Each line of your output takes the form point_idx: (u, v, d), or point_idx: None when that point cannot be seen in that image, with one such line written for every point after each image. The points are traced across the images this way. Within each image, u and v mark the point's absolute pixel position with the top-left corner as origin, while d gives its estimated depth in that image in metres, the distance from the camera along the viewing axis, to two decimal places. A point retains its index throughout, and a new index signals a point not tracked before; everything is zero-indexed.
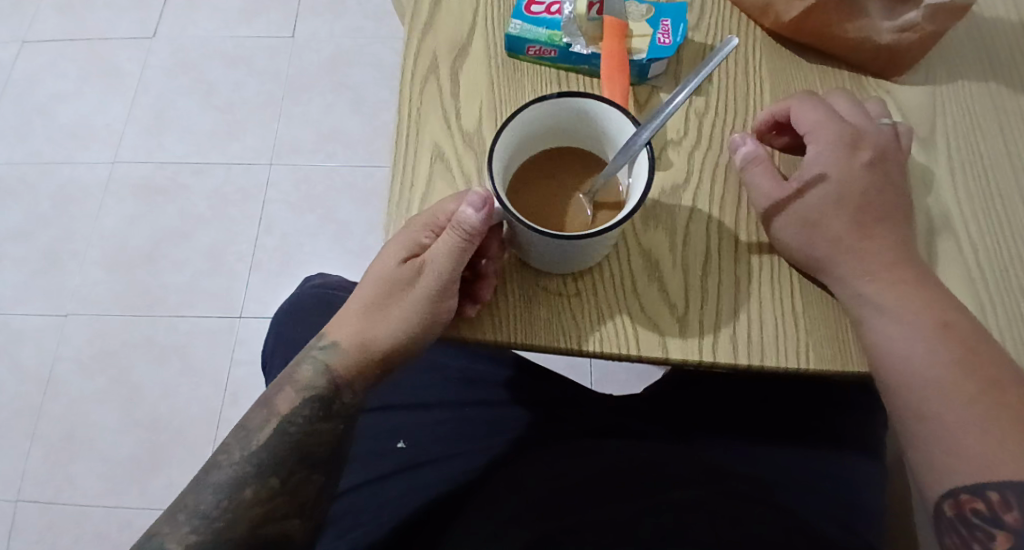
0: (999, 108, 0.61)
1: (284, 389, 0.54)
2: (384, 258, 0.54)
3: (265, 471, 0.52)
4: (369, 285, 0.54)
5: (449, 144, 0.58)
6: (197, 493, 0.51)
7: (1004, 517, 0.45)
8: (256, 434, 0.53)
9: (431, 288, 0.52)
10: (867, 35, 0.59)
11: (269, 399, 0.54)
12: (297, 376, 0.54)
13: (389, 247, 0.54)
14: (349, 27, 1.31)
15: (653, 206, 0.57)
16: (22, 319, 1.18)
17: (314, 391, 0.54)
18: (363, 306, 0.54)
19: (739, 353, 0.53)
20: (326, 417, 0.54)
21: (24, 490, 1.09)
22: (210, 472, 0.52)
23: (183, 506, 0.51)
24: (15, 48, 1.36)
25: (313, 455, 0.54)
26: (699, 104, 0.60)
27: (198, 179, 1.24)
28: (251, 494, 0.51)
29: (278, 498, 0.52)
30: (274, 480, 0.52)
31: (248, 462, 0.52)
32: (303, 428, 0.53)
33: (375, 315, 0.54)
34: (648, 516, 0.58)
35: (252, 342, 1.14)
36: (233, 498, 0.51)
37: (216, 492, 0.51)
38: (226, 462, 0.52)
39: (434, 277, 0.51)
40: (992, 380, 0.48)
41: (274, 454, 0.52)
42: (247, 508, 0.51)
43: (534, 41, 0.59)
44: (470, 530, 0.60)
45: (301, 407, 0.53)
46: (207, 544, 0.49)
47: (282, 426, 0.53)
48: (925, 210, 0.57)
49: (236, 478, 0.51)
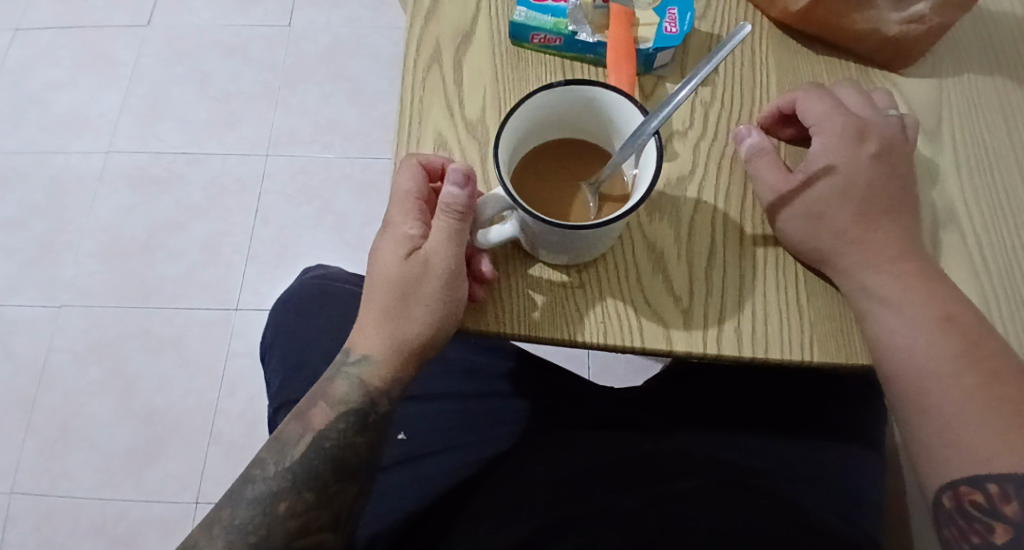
0: (1003, 100, 0.60)
1: (318, 404, 0.54)
2: (384, 259, 0.53)
3: (299, 485, 0.52)
4: (378, 289, 0.53)
5: (451, 133, 0.58)
6: (233, 507, 0.52)
7: (1002, 510, 0.45)
8: (290, 448, 0.53)
9: (442, 276, 0.51)
10: (875, 26, 0.58)
11: (304, 413, 0.54)
12: (331, 391, 0.54)
13: (385, 248, 0.53)
14: (347, 17, 1.30)
15: (658, 198, 0.56)
16: (16, 310, 1.17)
17: (349, 405, 0.53)
18: (381, 312, 0.53)
19: (743, 345, 0.52)
20: (363, 429, 0.53)
21: (18, 483, 1.09)
22: (245, 486, 0.52)
23: (218, 520, 0.52)
24: (8, 36, 1.35)
25: (347, 467, 0.53)
26: (705, 94, 0.60)
27: (194, 170, 1.23)
28: (285, 508, 0.51)
29: (311, 511, 0.52)
30: (308, 494, 0.52)
31: (282, 476, 0.52)
32: (337, 441, 0.53)
33: (396, 318, 0.52)
34: (651, 507, 0.57)
35: (249, 333, 1.14)
36: (266, 513, 0.51)
37: (251, 507, 0.51)
38: (261, 476, 0.52)
39: (442, 263, 0.51)
40: (994, 372, 0.48)
41: (309, 466, 0.52)
42: (281, 522, 0.51)
43: (539, 28, 0.58)
44: (472, 523, 0.59)
45: (338, 420, 0.53)
46: None
47: (317, 439, 0.53)
48: (930, 202, 0.57)
49: (269, 492, 0.52)
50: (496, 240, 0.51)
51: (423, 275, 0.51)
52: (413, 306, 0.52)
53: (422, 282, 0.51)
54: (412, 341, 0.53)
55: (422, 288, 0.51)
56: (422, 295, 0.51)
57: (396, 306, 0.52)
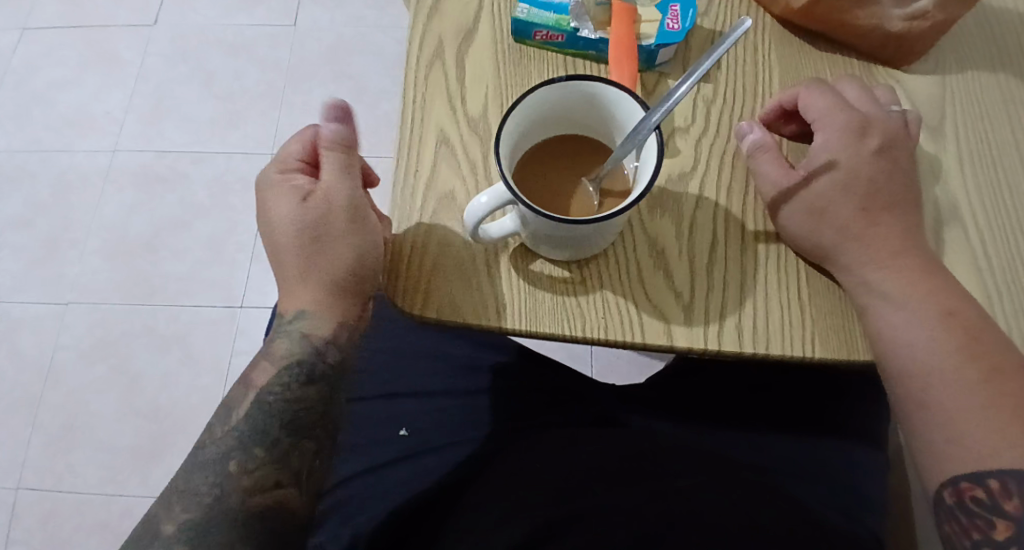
0: (1007, 97, 0.60)
1: (261, 364, 0.56)
2: (280, 210, 0.55)
3: (248, 443, 0.54)
4: (285, 238, 0.55)
5: (453, 129, 0.58)
6: (187, 474, 0.53)
7: (1004, 505, 0.45)
8: (236, 409, 0.55)
9: (348, 206, 0.55)
10: (878, 22, 0.58)
11: (249, 374, 0.57)
12: (274, 349, 0.56)
13: (277, 203, 0.56)
14: (351, 16, 1.31)
15: (659, 193, 0.56)
16: (22, 308, 1.17)
17: (293, 358, 0.56)
18: (300, 260, 0.55)
19: (744, 341, 0.52)
20: (311, 381, 0.56)
21: (23, 479, 1.09)
22: (197, 453, 0.54)
23: (174, 489, 0.53)
24: (14, 36, 1.35)
25: (298, 422, 0.55)
26: (707, 90, 0.60)
27: (199, 168, 1.23)
28: (236, 466, 0.53)
29: (264, 467, 0.54)
30: (260, 451, 0.54)
31: (232, 437, 0.54)
32: (284, 397, 0.55)
33: (316, 259, 0.55)
34: (651, 503, 0.57)
35: (253, 331, 1.14)
36: (219, 473, 0.53)
37: (204, 471, 0.53)
38: (211, 439, 0.54)
39: (343, 193, 0.56)
40: (995, 368, 0.48)
41: (256, 424, 0.54)
42: (235, 480, 0.53)
43: (541, 25, 0.58)
44: (473, 519, 0.59)
45: (282, 374, 0.55)
46: (199, 519, 0.51)
47: (261, 397, 0.55)
48: (933, 199, 0.57)
49: (219, 454, 0.54)
50: (498, 236, 0.51)
51: (329, 211, 0.55)
52: (331, 242, 0.55)
53: (331, 216, 0.55)
54: (343, 275, 0.55)
55: (334, 223, 0.55)
56: (336, 229, 0.55)
57: (312, 248, 0.55)
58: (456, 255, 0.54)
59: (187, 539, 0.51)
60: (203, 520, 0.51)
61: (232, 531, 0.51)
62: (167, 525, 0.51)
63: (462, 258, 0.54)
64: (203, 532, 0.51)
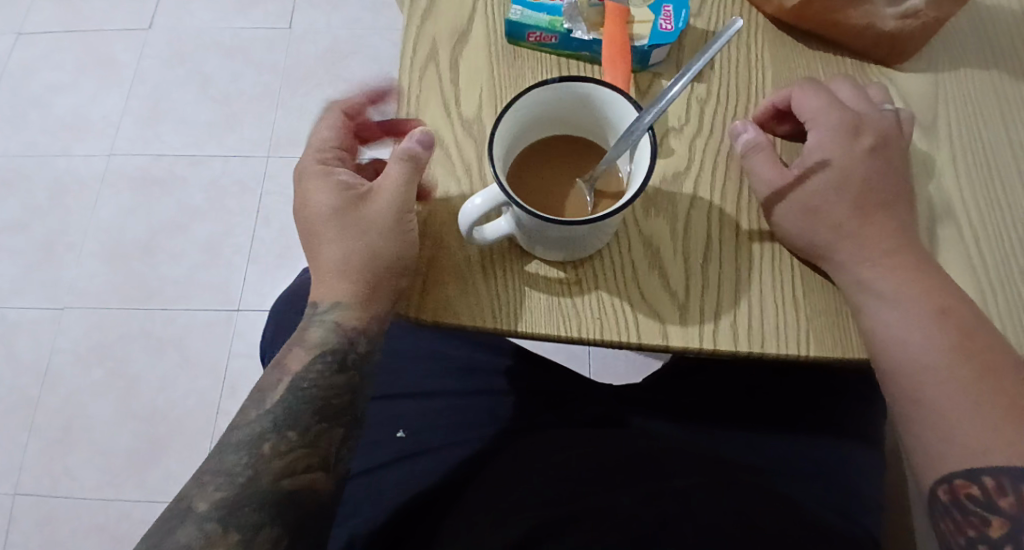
0: (1000, 95, 0.60)
1: (295, 349, 0.55)
2: (322, 203, 0.55)
3: (282, 425, 0.53)
4: (325, 233, 0.55)
5: (448, 130, 0.58)
6: (220, 455, 0.52)
7: (999, 502, 0.45)
8: (271, 393, 0.54)
9: (393, 208, 0.54)
10: (871, 21, 0.58)
11: (282, 360, 0.55)
12: (307, 337, 0.55)
13: (319, 194, 0.56)
14: (346, 19, 1.31)
15: (654, 193, 0.57)
16: (19, 312, 1.17)
17: (327, 346, 0.55)
18: (341, 255, 0.55)
19: (739, 341, 0.52)
20: (342, 369, 0.55)
21: (22, 483, 1.09)
22: (231, 434, 0.53)
23: (208, 468, 0.52)
24: (10, 40, 1.35)
25: (330, 407, 0.54)
26: (701, 90, 0.60)
27: (196, 171, 1.23)
28: (269, 448, 0.52)
29: (296, 450, 0.52)
30: (293, 434, 0.52)
31: (265, 420, 0.53)
32: (317, 382, 0.54)
33: (356, 257, 0.55)
34: (646, 504, 0.57)
35: (250, 333, 1.14)
36: (252, 454, 0.51)
37: (238, 451, 0.52)
38: (244, 422, 0.53)
39: (390, 197, 0.54)
40: (989, 366, 0.48)
41: (290, 408, 0.53)
42: (268, 462, 0.51)
43: (534, 27, 0.59)
44: (468, 522, 0.59)
45: (315, 361, 0.55)
46: (231, 500, 0.50)
47: (296, 382, 0.54)
48: (926, 197, 0.57)
49: (254, 435, 0.52)
50: (494, 237, 0.51)
51: (374, 212, 0.54)
52: (372, 241, 0.54)
53: (375, 218, 0.54)
54: (378, 272, 0.54)
55: (377, 224, 0.54)
56: (378, 231, 0.54)
57: (354, 245, 0.55)
58: (451, 256, 0.55)
59: (219, 518, 0.49)
60: (235, 500, 0.50)
61: (262, 512, 0.50)
62: (201, 503, 0.50)
63: (458, 260, 0.54)
64: (235, 512, 0.49)
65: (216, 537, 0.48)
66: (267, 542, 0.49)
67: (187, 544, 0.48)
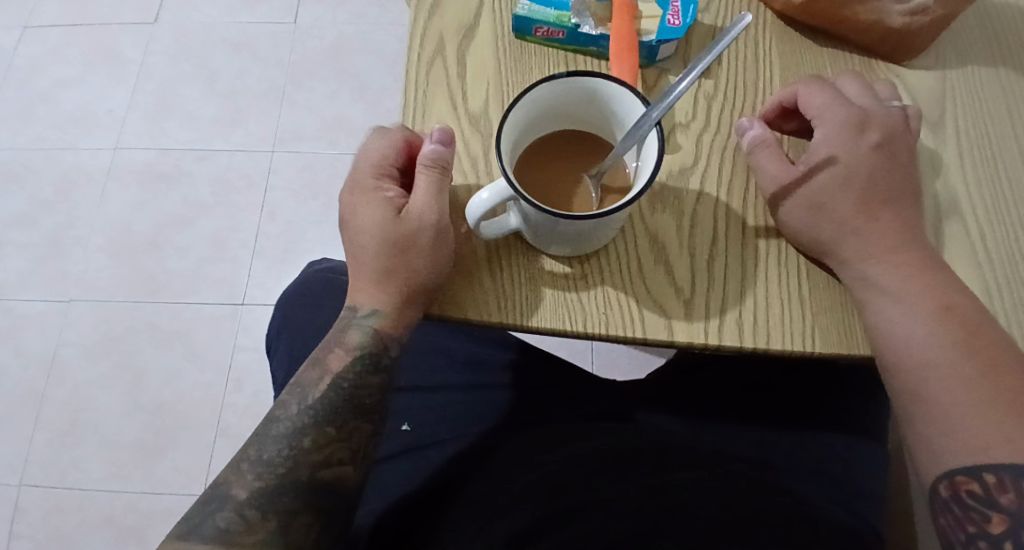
0: (1007, 92, 0.60)
1: (334, 350, 0.55)
2: (368, 221, 0.55)
3: (321, 421, 0.53)
4: (368, 248, 0.55)
5: (455, 124, 0.58)
6: (259, 444, 0.52)
7: (1000, 499, 0.45)
8: (312, 390, 0.54)
9: (430, 227, 0.53)
10: (877, 17, 0.58)
11: (321, 359, 0.55)
12: (346, 339, 0.55)
13: (366, 212, 0.55)
14: (352, 14, 1.31)
15: (661, 189, 0.57)
16: (26, 305, 1.18)
17: (364, 349, 0.55)
18: (381, 267, 0.54)
19: (744, 337, 0.53)
20: (376, 372, 0.55)
21: (27, 475, 1.10)
22: (270, 426, 0.53)
23: (247, 457, 0.52)
24: (17, 34, 1.36)
25: (364, 405, 0.54)
26: (707, 86, 0.60)
27: (201, 165, 1.24)
28: (309, 442, 0.52)
29: (332, 445, 0.53)
30: (330, 428, 0.53)
31: (304, 414, 0.53)
32: (354, 382, 0.54)
33: (396, 271, 0.54)
34: (656, 497, 0.57)
35: (255, 328, 1.14)
36: (292, 447, 0.52)
37: (277, 441, 0.52)
38: (284, 415, 0.53)
39: (427, 217, 0.53)
40: (991, 363, 0.48)
41: (329, 404, 0.53)
42: (306, 455, 0.52)
43: (542, 22, 0.58)
44: (467, 512, 0.59)
45: (353, 363, 0.54)
46: (270, 488, 0.50)
47: (335, 381, 0.54)
48: (934, 194, 0.57)
49: (293, 429, 0.52)
50: (498, 232, 0.51)
51: (413, 228, 0.53)
52: (408, 258, 0.53)
53: (411, 236, 0.53)
54: (411, 292, 0.53)
55: (419, 238, 0.53)
56: (414, 253, 0.53)
57: (393, 261, 0.54)
58: (458, 253, 0.54)
59: (259, 504, 0.50)
60: (275, 489, 0.50)
61: (298, 502, 0.50)
62: (240, 490, 0.50)
63: (465, 256, 0.54)
64: (273, 499, 0.50)
65: (254, 523, 0.49)
66: (300, 531, 0.50)
67: (227, 528, 0.48)
